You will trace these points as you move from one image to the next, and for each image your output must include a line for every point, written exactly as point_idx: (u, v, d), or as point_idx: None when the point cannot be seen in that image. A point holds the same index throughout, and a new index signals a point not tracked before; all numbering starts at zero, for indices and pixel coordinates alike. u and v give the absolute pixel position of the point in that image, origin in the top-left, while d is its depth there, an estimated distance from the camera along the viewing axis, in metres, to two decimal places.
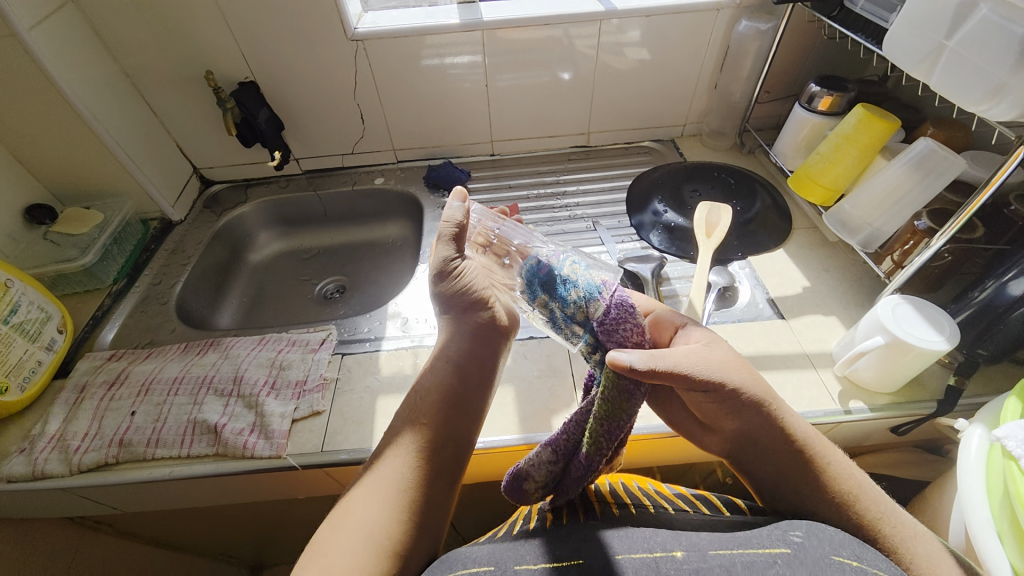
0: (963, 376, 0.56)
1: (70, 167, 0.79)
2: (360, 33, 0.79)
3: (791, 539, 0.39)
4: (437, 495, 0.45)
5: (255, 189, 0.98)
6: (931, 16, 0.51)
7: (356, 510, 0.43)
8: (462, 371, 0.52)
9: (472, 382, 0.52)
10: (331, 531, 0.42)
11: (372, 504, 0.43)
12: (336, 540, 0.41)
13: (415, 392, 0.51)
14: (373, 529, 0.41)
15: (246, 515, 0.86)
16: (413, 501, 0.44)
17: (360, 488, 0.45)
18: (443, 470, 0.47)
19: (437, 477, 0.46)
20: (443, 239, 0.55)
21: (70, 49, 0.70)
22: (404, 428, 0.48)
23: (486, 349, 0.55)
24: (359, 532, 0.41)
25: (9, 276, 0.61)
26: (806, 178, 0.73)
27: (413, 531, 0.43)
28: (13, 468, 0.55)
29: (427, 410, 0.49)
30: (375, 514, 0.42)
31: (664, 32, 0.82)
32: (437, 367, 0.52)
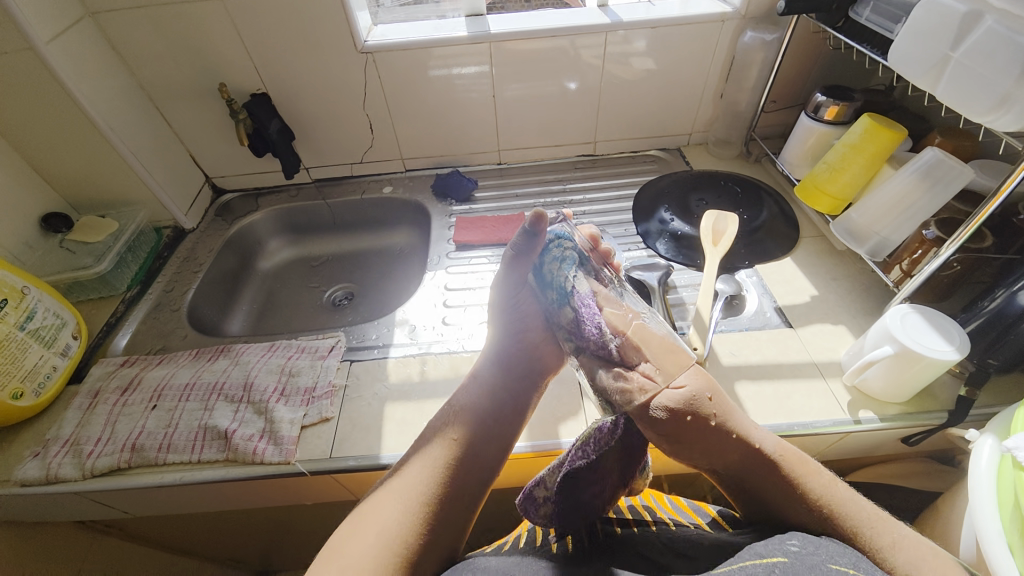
0: (975, 386, 0.54)
1: (86, 176, 0.81)
2: (370, 46, 0.80)
3: (789, 549, 0.39)
4: (454, 511, 0.47)
5: (266, 197, 1.00)
6: (936, 26, 0.51)
7: (377, 513, 0.44)
8: (498, 397, 0.53)
9: (504, 407, 0.53)
10: (346, 534, 0.44)
11: (394, 510, 0.44)
12: (353, 540, 0.42)
13: (449, 403, 0.53)
14: (391, 533, 0.43)
15: (253, 521, 0.87)
16: (433, 513, 0.45)
17: (380, 492, 0.46)
18: (463, 487, 0.48)
19: (458, 492, 0.47)
20: (510, 259, 0.57)
21: (88, 62, 0.72)
22: (434, 440, 0.49)
23: (525, 380, 0.55)
24: (377, 533, 0.43)
25: (25, 283, 0.63)
26: (813, 188, 0.73)
27: (426, 541, 0.44)
28: (27, 472, 0.56)
29: (459, 425, 0.50)
30: (395, 516, 0.44)
31: (669, 43, 0.83)
32: (472, 387, 0.54)
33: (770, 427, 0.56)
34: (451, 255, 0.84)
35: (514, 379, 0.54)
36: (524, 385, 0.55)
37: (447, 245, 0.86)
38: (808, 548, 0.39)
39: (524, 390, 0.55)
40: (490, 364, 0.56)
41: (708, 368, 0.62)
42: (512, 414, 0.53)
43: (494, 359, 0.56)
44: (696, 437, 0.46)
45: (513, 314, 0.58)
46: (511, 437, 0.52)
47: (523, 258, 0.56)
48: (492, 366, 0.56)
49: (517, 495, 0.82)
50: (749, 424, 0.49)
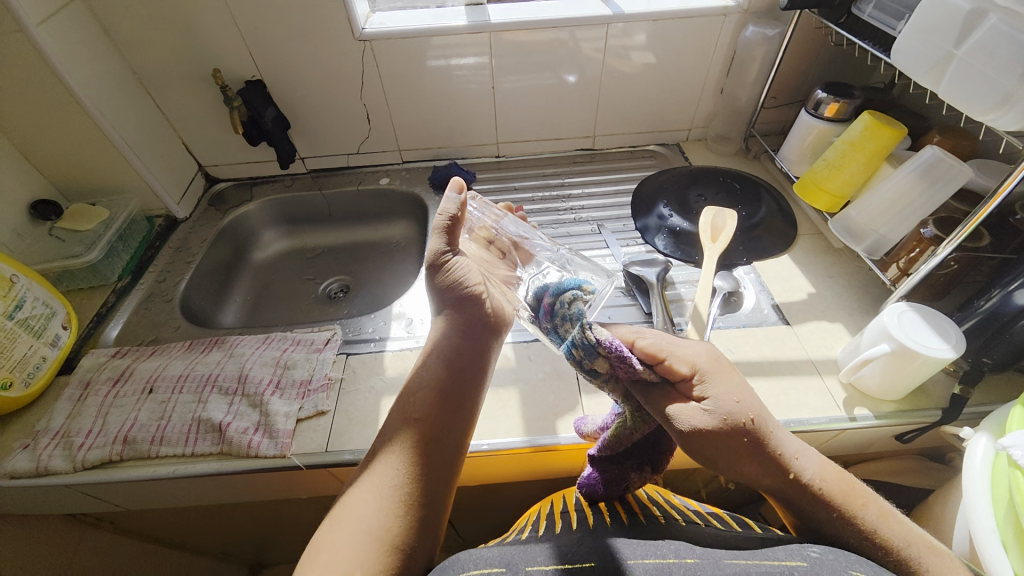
0: (967, 385, 0.56)
1: (76, 163, 0.79)
2: (368, 34, 0.79)
3: (810, 554, 0.39)
4: (432, 491, 0.45)
5: (260, 187, 0.98)
6: (940, 24, 0.51)
7: (355, 506, 0.43)
8: (452, 366, 0.52)
9: (465, 370, 0.52)
10: (331, 528, 0.42)
11: (367, 498, 0.43)
12: (336, 535, 0.41)
13: (406, 390, 0.52)
14: (370, 524, 0.42)
15: (247, 514, 0.86)
16: (409, 493, 0.44)
17: (357, 484, 0.45)
18: (438, 458, 0.47)
19: (433, 464, 0.46)
20: (437, 232, 0.58)
21: (78, 46, 0.71)
22: (395, 424, 0.48)
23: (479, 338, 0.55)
24: (358, 529, 0.41)
25: (14, 272, 0.61)
26: (812, 185, 0.73)
27: (410, 521, 0.43)
28: (16, 464, 0.55)
29: (417, 405, 0.49)
30: (372, 509, 0.42)
31: (670, 37, 0.82)
32: (428, 364, 0.53)
33: None
34: None
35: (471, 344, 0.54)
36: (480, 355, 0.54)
37: None
38: (829, 554, 0.39)
39: (479, 358, 0.54)
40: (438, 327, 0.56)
41: None
42: (472, 381, 0.52)
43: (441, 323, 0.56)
44: (734, 450, 0.43)
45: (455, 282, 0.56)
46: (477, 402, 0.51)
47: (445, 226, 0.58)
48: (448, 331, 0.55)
49: (513, 489, 0.82)
50: (795, 445, 0.45)
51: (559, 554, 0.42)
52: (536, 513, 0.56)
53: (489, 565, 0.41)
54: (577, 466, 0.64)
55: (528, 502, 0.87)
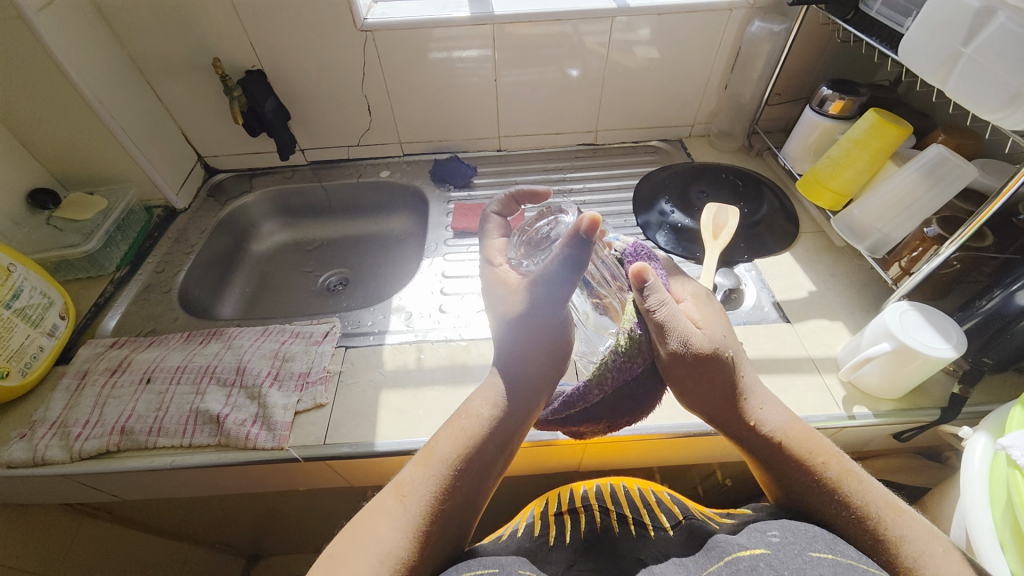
0: (967, 384, 0.56)
1: (75, 152, 0.78)
2: (369, 24, 0.78)
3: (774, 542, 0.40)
4: (454, 529, 0.43)
5: (260, 178, 0.98)
6: (949, 21, 0.50)
7: (378, 533, 0.40)
8: (512, 412, 0.46)
9: (520, 417, 0.47)
10: (346, 547, 0.40)
11: (395, 532, 0.40)
12: (353, 561, 0.39)
13: (451, 420, 0.47)
14: (390, 555, 0.39)
15: (244, 505, 0.86)
16: (435, 530, 0.42)
17: (381, 509, 0.42)
18: (465, 499, 0.44)
19: (463, 507, 0.44)
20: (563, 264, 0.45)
21: (77, 33, 0.70)
22: (441, 459, 0.44)
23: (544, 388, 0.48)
24: (375, 555, 0.39)
25: (12, 261, 0.61)
26: (815, 183, 0.73)
27: (428, 556, 0.41)
28: (13, 454, 0.54)
29: (467, 441, 0.45)
30: (397, 540, 0.40)
31: (675, 31, 0.82)
32: (485, 401, 0.47)
33: None
34: (448, 242, 0.83)
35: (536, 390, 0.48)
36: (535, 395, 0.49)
37: (445, 232, 0.85)
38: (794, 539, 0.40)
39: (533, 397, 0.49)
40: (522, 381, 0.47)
41: None
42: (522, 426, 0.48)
43: (526, 372, 0.48)
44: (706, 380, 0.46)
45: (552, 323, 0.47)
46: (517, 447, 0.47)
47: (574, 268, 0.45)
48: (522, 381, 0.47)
49: (510, 484, 0.82)
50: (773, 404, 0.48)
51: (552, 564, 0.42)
52: (530, 512, 0.57)
53: (483, 568, 0.41)
54: (575, 461, 0.64)
55: (525, 496, 0.87)
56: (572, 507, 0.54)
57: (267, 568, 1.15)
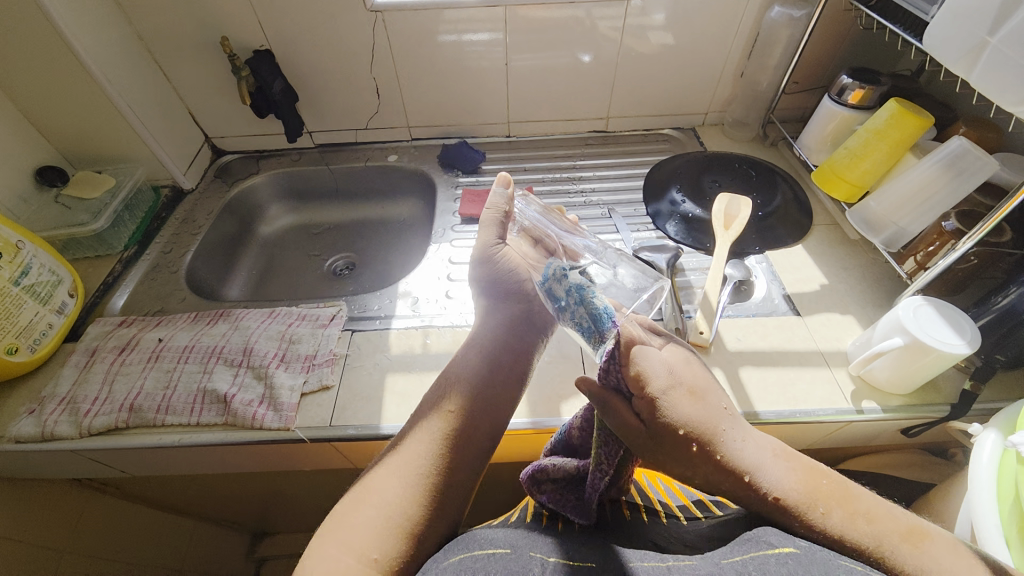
0: (978, 381, 0.55)
1: (83, 131, 0.78)
2: (380, 4, 0.77)
3: (810, 544, 0.38)
4: (460, 485, 0.45)
5: (267, 160, 0.97)
6: (977, 9, 0.48)
7: (378, 487, 0.43)
8: (494, 364, 0.52)
9: (504, 362, 0.52)
10: (349, 505, 0.43)
11: (392, 482, 0.43)
12: (354, 513, 0.41)
13: (441, 384, 0.51)
14: (392, 507, 0.41)
15: (249, 484, 0.87)
16: (437, 483, 0.44)
17: (382, 467, 0.45)
18: (466, 459, 0.46)
19: (462, 462, 0.45)
20: (487, 225, 0.60)
21: (83, 8, 0.69)
22: (433, 413, 0.48)
23: (524, 335, 0.56)
24: (379, 508, 0.41)
25: (20, 238, 0.61)
26: (831, 173, 0.72)
27: (432, 510, 0.42)
28: (21, 429, 0.55)
29: (456, 397, 0.48)
30: (397, 491, 0.42)
31: (691, 16, 0.80)
32: (470, 359, 0.52)
33: (772, 414, 0.56)
34: (456, 228, 0.82)
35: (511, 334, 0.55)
36: (512, 353, 0.54)
37: (452, 218, 0.84)
38: (827, 544, 0.38)
39: (513, 359, 0.53)
40: (484, 321, 0.57)
41: (713, 353, 0.61)
42: (511, 384, 0.52)
43: (484, 312, 0.58)
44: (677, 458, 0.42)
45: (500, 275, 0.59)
46: (507, 403, 0.50)
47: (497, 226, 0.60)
48: (490, 327, 0.56)
49: (513, 472, 0.82)
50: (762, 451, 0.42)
51: (564, 546, 0.41)
52: None
53: (494, 548, 0.40)
54: None
55: None
56: None
57: (272, 546, 1.17)
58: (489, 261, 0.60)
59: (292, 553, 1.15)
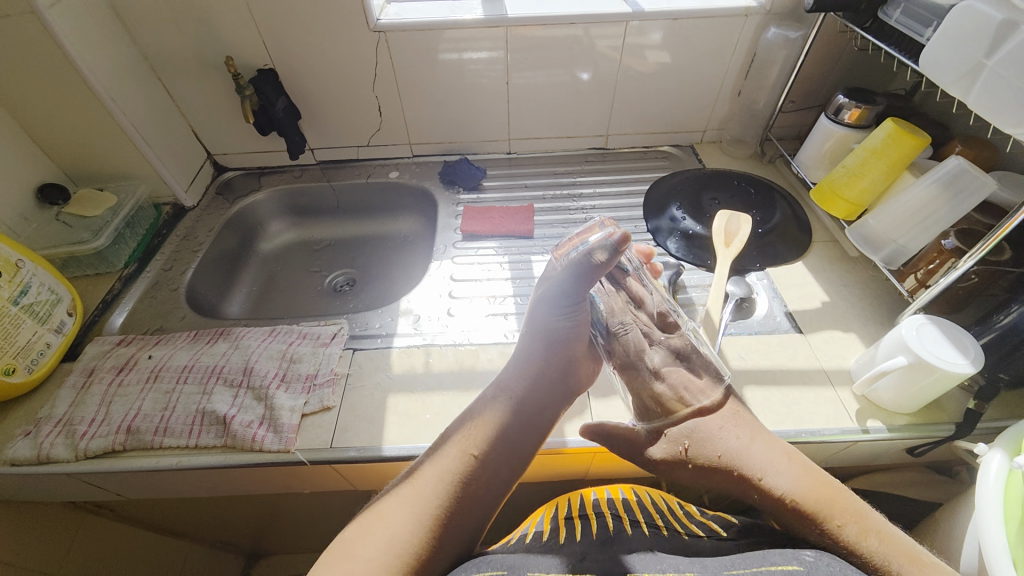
0: (983, 400, 0.54)
1: (86, 149, 0.78)
2: (382, 24, 0.78)
3: (804, 558, 0.42)
4: (467, 526, 0.44)
5: (268, 177, 0.97)
6: (971, 33, 0.49)
7: (389, 518, 0.42)
8: (519, 413, 0.47)
9: (529, 416, 0.48)
10: (359, 530, 0.42)
11: (404, 515, 0.42)
12: (364, 541, 0.41)
13: (466, 413, 0.49)
14: (401, 542, 0.41)
15: (245, 505, 0.86)
16: (446, 521, 0.43)
17: (395, 496, 0.44)
18: (478, 502, 0.44)
19: (479, 498, 0.44)
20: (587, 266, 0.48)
21: (88, 28, 0.69)
22: (451, 449, 0.46)
23: (554, 391, 0.50)
24: (388, 541, 0.41)
25: (20, 256, 0.61)
26: (830, 191, 0.73)
27: (438, 546, 0.42)
28: (17, 451, 0.54)
29: (478, 436, 0.46)
30: (408, 526, 0.42)
31: (688, 36, 0.81)
32: (500, 398, 0.48)
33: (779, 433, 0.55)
34: (457, 244, 0.82)
35: (545, 382, 0.49)
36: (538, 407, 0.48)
37: (453, 235, 0.84)
38: (823, 559, 0.42)
39: (538, 415, 0.48)
40: (522, 363, 0.50)
41: None
42: (529, 439, 0.47)
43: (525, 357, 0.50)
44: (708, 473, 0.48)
45: (561, 320, 0.50)
46: (528, 453, 0.47)
47: (585, 281, 0.49)
48: (519, 368, 0.50)
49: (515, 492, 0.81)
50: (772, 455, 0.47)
51: (565, 563, 0.43)
52: (540, 514, 0.55)
53: (491, 570, 0.42)
54: (582, 469, 0.63)
55: (528, 501, 0.87)
56: (582, 512, 0.52)
57: (268, 567, 1.14)
58: (562, 298, 0.50)
59: (288, 574, 1.12)
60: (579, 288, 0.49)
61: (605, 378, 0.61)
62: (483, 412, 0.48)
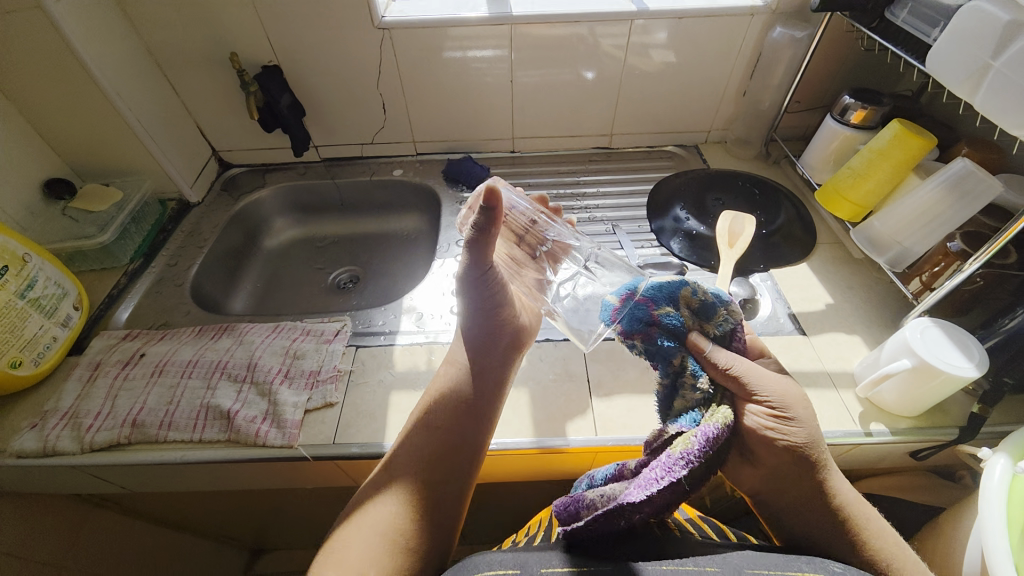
0: (987, 404, 0.54)
1: (92, 143, 0.79)
2: (387, 22, 0.78)
3: (831, 568, 0.39)
4: (444, 492, 0.50)
5: (273, 173, 0.98)
6: (977, 34, 0.49)
7: (371, 510, 0.48)
8: (472, 385, 0.55)
9: (479, 389, 0.55)
10: (349, 525, 0.47)
11: (385, 501, 0.48)
12: (355, 532, 0.46)
13: (426, 404, 0.54)
14: (384, 525, 0.46)
15: (248, 500, 0.86)
16: (422, 494, 0.49)
17: (374, 493, 0.49)
18: (451, 468, 0.51)
19: (449, 461, 0.51)
20: (477, 240, 0.47)
21: (95, 24, 0.70)
22: (415, 429, 0.52)
23: (499, 356, 0.57)
24: (373, 529, 0.46)
25: (27, 250, 0.61)
26: (834, 192, 0.72)
27: (418, 520, 0.48)
28: (23, 443, 0.55)
29: (436, 413, 0.53)
30: (388, 510, 0.47)
31: (693, 35, 0.81)
32: (451, 374, 0.56)
33: None
34: (460, 243, 0.82)
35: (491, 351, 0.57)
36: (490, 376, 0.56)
37: (457, 233, 0.84)
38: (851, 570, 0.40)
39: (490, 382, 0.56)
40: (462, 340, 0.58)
41: None
42: (486, 402, 0.54)
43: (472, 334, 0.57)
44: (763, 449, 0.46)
45: (478, 292, 0.54)
46: (487, 419, 0.54)
47: (474, 245, 0.48)
48: (466, 347, 0.58)
49: (516, 490, 0.82)
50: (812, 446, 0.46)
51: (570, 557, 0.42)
52: (544, 516, 0.57)
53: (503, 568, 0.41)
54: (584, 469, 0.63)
55: (530, 501, 0.87)
56: None
57: (271, 562, 1.15)
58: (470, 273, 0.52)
59: (290, 569, 1.13)
60: (477, 263, 0.50)
61: (607, 378, 0.61)
62: (438, 394, 0.54)
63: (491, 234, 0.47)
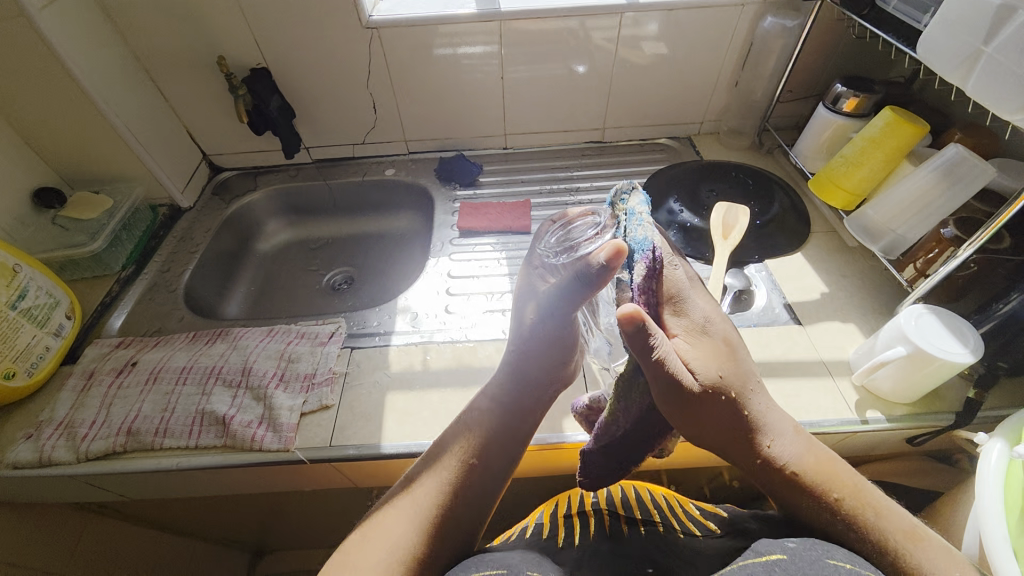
0: (982, 389, 0.55)
1: (81, 151, 0.78)
2: (375, 21, 0.77)
3: (789, 546, 0.40)
4: (464, 524, 0.45)
5: (264, 176, 0.97)
6: (968, 19, 0.49)
7: (389, 527, 0.43)
8: (511, 418, 0.48)
9: (516, 426, 0.48)
10: (357, 541, 0.43)
11: (405, 522, 0.43)
12: (363, 551, 0.42)
13: (456, 426, 0.49)
14: (401, 549, 0.42)
15: (247, 504, 0.86)
16: (443, 523, 0.44)
17: (392, 506, 0.45)
18: (477, 503, 0.45)
19: (474, 493, 0.46)
20: (584, 286, 0.42)
21: (80, 30, 0.69)
22: (445, 450, 0.47)
23: (540, 396, 0.50)
24: (389, 550, 0.42)
25: (18, 261, 0.61)
26: (828, 182, 0.72)
27: (436, 550, 0.43)
28: (19, 454, 0.54)
29: (470, 440, 0.47)
30: (407, 534, 0.43)
31: (683, 26, 0.80)
32: (487, 399, 0.49)
33: None
34: (454, 241, 0.82)
35: (531, 388, 0.49)
36: (527, 416, 0.49)
37: (450, 231, 0.84)
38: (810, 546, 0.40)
39: (527, 423, 0.49)
40: (503, 370, 0.50)
41: None
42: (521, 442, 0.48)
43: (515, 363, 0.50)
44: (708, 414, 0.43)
45: (548, 332, 0.47)
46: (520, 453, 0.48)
47: (585, 290, 0.42)
48: (507, 376, 0.50)
49: (516, 486, 0.82)
50: (784, 421, 0.45)
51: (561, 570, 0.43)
52: (539, 512, 0.58)
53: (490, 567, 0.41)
54: (582, 464, 0.63)
55: (530, 497, 0.87)
56: (581, 509, 0.54)
57: (273, 564, 1.15)
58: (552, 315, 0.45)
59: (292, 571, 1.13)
60: (573, 305, 0.45)
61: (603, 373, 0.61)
62: (473, 416, 0.49)
63: (597, 283, 0.42)
